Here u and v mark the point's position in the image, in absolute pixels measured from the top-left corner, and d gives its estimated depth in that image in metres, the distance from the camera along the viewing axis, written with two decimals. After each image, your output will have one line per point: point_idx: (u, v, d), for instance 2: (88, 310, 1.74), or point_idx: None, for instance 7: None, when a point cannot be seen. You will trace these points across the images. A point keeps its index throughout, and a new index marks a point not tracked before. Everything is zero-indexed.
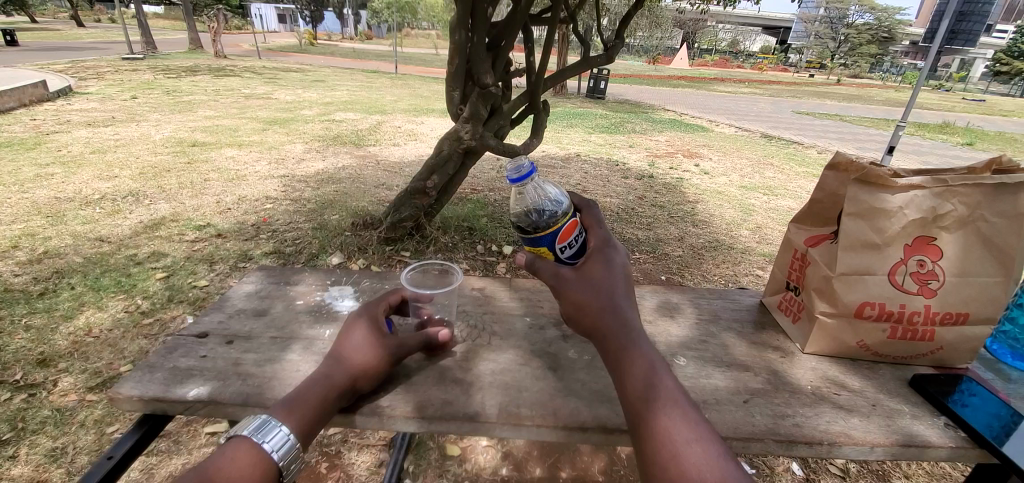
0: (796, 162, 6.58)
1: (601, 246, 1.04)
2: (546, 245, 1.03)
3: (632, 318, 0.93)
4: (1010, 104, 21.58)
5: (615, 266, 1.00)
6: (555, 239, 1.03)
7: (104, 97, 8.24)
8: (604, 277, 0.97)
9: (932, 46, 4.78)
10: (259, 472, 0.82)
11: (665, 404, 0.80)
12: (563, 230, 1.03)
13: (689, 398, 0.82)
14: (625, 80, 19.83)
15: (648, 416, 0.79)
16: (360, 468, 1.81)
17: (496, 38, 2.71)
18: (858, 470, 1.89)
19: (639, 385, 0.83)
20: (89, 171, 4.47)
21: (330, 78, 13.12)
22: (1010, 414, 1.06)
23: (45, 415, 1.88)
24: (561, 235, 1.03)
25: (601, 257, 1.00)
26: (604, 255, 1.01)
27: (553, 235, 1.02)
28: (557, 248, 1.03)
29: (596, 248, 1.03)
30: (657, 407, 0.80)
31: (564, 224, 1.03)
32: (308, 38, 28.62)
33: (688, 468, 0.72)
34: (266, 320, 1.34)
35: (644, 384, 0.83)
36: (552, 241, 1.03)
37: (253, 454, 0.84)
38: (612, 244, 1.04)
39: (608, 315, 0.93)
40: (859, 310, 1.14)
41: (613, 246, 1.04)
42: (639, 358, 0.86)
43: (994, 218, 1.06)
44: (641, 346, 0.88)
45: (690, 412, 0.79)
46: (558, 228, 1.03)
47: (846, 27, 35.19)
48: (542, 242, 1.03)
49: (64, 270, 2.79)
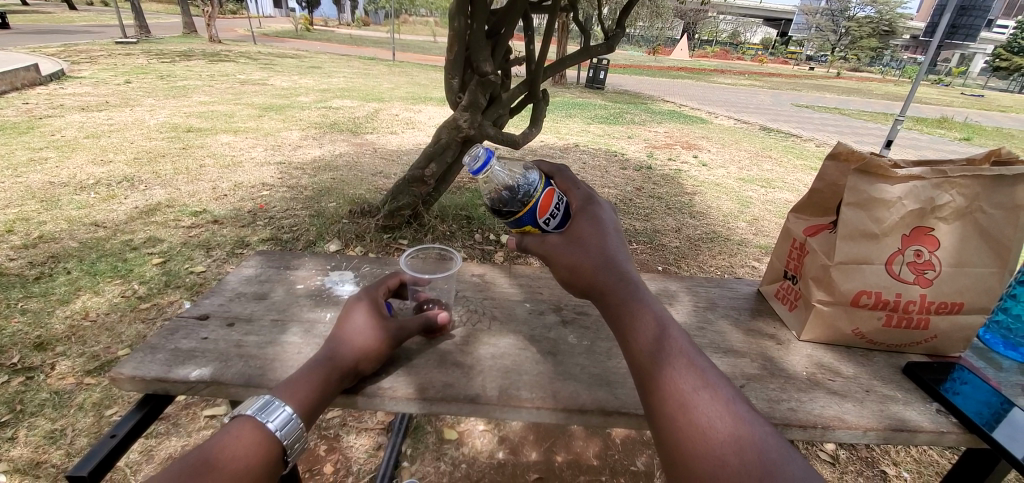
0: (793, 155, 6.58)
1: (589, 209, 1.07)
2: (529, 223, 1.08)
3: (630, 275, 0.95)
4: (1007, 100, 21.61)
5: (606, 228, 1.03)
6: (535, 215, 1.07)
7: (97, 81, 8.14)
8: (595, 241, 1.00)
9: (933, 40, 4.77)
10: (263, 450, 0.84)
11: (670, 352, 0.82)
12: (539, 205, 1.07)
13: (695, 348, 0.83)
14: (624, 71, 19.72)
15: (653, 367, 0.81)
16: (358, 451, 1.83)
17: (496, 25, 2.69)
18: (848, 457, 1.93)
19: (643, 337, 0.85)
20: (83, 156, 4.43)
21: (327, 65, 13.00)
22: (1001, 402, 1.08)
23: (43, 398, 1.88)
24: (540, 210, 1.08)
25: (593, 222, 1.03)
26: (594, 219, 1.04)
27: (531, 213, 1.07)
28: (540, 223, 1.08)
29: (585, 213, 1.06)
30: (661, 356, 0.81)
31: (539, 198, 1.07)
32: (304, 24, 28.28)
33: (697, 418, 0.74)
34: (267, 303, 1.34)
35: (649, 337, 0.84)
36: (533, 218, 1.08)
37: (257, 433, 0.85)
38: (596, 206, 1.07)
39: (606, 274, 0.95)
40: (855, 299, 1.16)
41: (597, 208, 1.07)
42: (641, 312, 0.88)
43: (993, 210, 1.07)
44: (643, 302, 0.89)
45: (696, 360, 0.81)
46: (534, 204, 1.07)
47: (846, 21, 35.03)
48: (524, 222, 1.08)
49: (60, 255, 2.78)
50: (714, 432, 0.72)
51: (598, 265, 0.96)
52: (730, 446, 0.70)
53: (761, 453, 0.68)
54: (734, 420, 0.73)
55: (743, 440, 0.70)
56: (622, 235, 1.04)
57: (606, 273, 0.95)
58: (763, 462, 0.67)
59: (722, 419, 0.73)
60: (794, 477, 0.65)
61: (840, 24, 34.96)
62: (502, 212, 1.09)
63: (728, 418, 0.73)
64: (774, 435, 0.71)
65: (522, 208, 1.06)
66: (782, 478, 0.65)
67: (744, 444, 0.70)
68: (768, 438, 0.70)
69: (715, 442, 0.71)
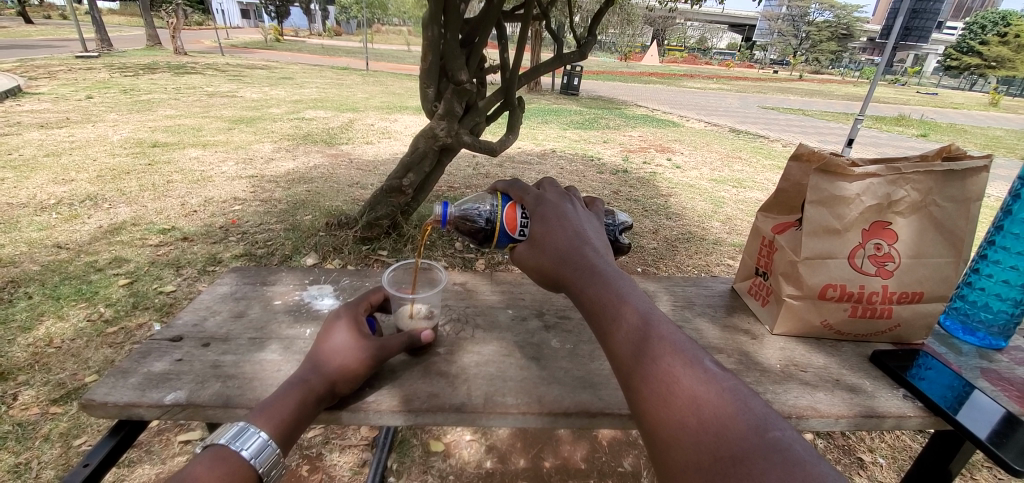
0: (762, 155, 6.78)
1: (545, 204, 1.11)
2: (508, 241, 1.22)
3: (591, 259, 0.98)
4: (959, 97, 22.61)
5: (563, 219, 1.07)
6: (509, 233, 1.21)
7: (56, 97, 7.88)
8: (554, 234, 1.04)
9: (888, 42, 4.97)
10: (235, 478, 0.82)
11: (630, 327, 0.84)
12: (505, 224, 1.21)
13: (657, 318, 0.85)
14: (598, 76, 20.03)
15: (615, 346, 0.84)
16: (342, 469, 1.81)
17: (469, 34, 2.72)
18: (826, 445, 1.99)
19: (604, 317, 0.88)
20: (44, 175, 4.27)
21: (298, 76, 12.80)
22: (962, 385, 1.14)
23: (6, 430, 1.80)
24: (510, 227, 1.21)
25: (552, 216, 1.08)
26: (551, 213, 1.08)
27: (504, 233, 1.21)
28: (516, 238, 1.22)
29: (543, 212, 1.10)
30: (621, 333, 0.84)
31: (502, 215, 1.21)
32: (274, 33, 27.75)
33: (661, 385, 0.76)
34: (243, 321, 1.32)
35: (616, 319, 0.86)
36: (508, 236, 1.22)
37: (229, 462, 0.83)
38: (555, 201, 1.12)
39: (566, 264, 0.99)
40: (822, 292, 1.20)
41: (555, 204, 1.11)
42: (601, 292, 0.91)
43: (945, 203, 1.13)
44: (607, 285, 0.92)
45: (657, 328, 0.83)
46: (501, 222, 1.21)
47: (805, 25, 36.20)
48: (504, 243, 1.23)
49: (20, 279, 2.68)
50: (677, 394, 0.74)
51: (559, 257, 1.01)
52: (691, 408, 0.72)
53: (719, 410, 0.71)
54: (694, 376, 0.75)
55: (701, 399, 0.72)
56: (583, 221, 1.08)
57: (567, 265, 0.99)
58: (719, 417, 0.70)
59: (682, 382, 0.75)
60: (752, 428, 0.67)
61: (800, 28, 36.30)
62: (486, 240, 1.28)
63: (691, 380, 0.75)
64: (732, 389, 0.74)
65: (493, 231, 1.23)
66: (740, 434, 0.67)
67: (702, 402, 0.72)
68: (725, 393, 0.73)
69: (676, 405, 0.74)
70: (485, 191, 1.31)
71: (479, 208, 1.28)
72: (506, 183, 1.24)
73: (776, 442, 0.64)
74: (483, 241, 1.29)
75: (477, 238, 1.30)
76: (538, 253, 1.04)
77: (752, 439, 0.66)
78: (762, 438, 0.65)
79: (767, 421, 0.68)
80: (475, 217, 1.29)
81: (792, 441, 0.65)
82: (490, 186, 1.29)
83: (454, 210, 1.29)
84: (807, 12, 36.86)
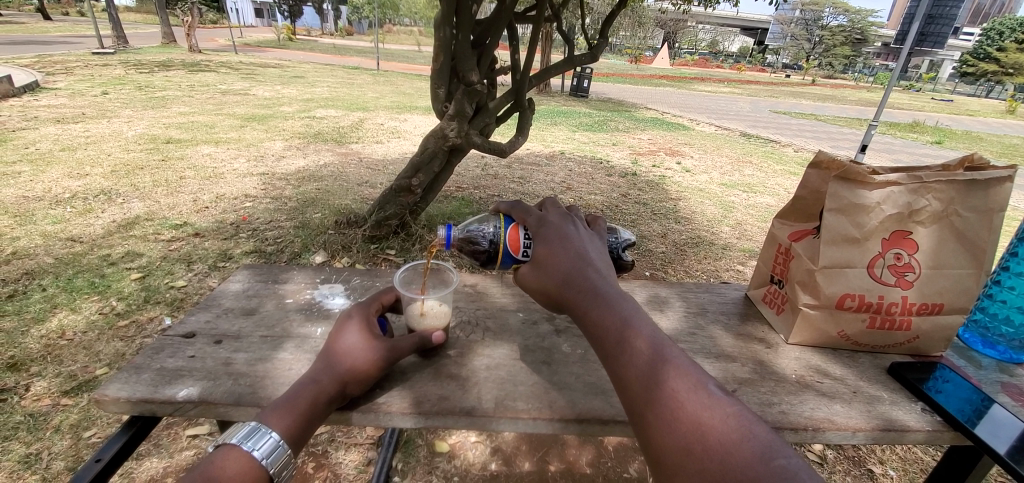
0: (773, 160, 6.72)
1: (547, 226, 1.10)
2: (511, 262, 1.22)
3: (594, 281, 0.97)
4: (976, 105, 22.23)
5: (566, 239, 1.06)
6: (512, 253, 1.21)
7: (73, 92, 7.99)
8: (556, 255, 1.04)
9: (904, 48, 4.82)
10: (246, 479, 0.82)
11: (635, 350, 0.83)
12: (508, 245, 1.21)
13: (661, 342, 0.84)
14: (609, 79, 19.98)
15: (621, 369, 0.83)
16: (348, 467, 1.81)
17: (481, 36, 2.71)
18: (836, 456, 1.97)
19: (608, 340, 0.87)
20: (59, 169, 4.32)
21: (309, 75, 12.90)
22: (981, 399, 1.11)
23: (17, 420, 1.82)
24: (512, 247, 1.20)
25: (554, 237, 1.07)
26: (553, 234, 1.08)
27: (507, 253, 1.21)
28: (519, 259, 1.22)
29: (545, 234, 1.09)
30: (626, 355, 0.83)
31: (506, 236, 1.21)
32: (287, 32, 27.95)
33: (666, 409, 0.75)
34: (255, 319, 1.32)
35: (621, 342, 0.85)
36: (512, 257, 1.22)
37: (241, 461, 0.84)
38: (556, 222, 1.11)
39: (571, 285, 0.98)
40: (840, 302, 1.19)
41: (557, 226, 1.10)
42: (605, 314, 0.90)
43: (967, 213, 1.11)
44: (609, 308, 0.91)
45: (662, 352, 0.82)
46: (503, 244, 1.21)
47: (819, 30, 35.75)
48: (508, 263, 1.22)
49: (35, 271, 2.71)
50: (682, 418, 0.73)
51: (563, 279, 1.00)
52: (696, 434, 0.71)
53: (724, 437, 0.69)
54: (698, 400, 0.74)
55: (706, 425, 0.71)
56: (586, 242, 1.07)
57: (571, 287, 0.98)
58: (724, 445, 0.68)
59: (686, 407, 0.74)
60: (758, 458, 0.65)
61: (814, 32, 36.02)
62: (488, 262, 1.27)
63: (696, 405, 0.74)
64: (737, 414, 0.72)
65: (497, 251, 1.22)
66: (744, 462, 0.65)
67: (707, 429, 0.71)
68: (730, 419, 0.71)
69: (681, 430, 0.73)
70: (489, 213, 1.31)
71: (483, 230, 1.29)
72: (507, 204, 1.24)
73: (782, 471, 0.63)
74: (484, 263, 1.29)
75: (480, 259, 1.30)
76: (541, 274, 1.04)
77: (758, 467, 0.64)
78: (767, 466, 0.64)
79: (773, 448, 0.67)
80: (477, 239, 1.30)
81: (798, 469, 0.63)
82: (493, 208, 1.29)
83: (459, 232, 1.31)
84: (821, 17, 36.50)
